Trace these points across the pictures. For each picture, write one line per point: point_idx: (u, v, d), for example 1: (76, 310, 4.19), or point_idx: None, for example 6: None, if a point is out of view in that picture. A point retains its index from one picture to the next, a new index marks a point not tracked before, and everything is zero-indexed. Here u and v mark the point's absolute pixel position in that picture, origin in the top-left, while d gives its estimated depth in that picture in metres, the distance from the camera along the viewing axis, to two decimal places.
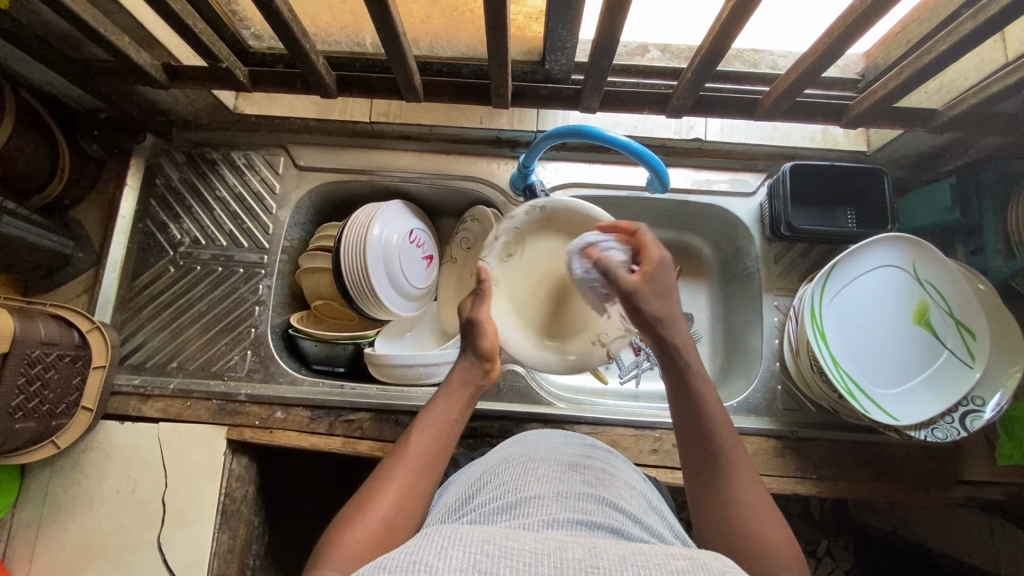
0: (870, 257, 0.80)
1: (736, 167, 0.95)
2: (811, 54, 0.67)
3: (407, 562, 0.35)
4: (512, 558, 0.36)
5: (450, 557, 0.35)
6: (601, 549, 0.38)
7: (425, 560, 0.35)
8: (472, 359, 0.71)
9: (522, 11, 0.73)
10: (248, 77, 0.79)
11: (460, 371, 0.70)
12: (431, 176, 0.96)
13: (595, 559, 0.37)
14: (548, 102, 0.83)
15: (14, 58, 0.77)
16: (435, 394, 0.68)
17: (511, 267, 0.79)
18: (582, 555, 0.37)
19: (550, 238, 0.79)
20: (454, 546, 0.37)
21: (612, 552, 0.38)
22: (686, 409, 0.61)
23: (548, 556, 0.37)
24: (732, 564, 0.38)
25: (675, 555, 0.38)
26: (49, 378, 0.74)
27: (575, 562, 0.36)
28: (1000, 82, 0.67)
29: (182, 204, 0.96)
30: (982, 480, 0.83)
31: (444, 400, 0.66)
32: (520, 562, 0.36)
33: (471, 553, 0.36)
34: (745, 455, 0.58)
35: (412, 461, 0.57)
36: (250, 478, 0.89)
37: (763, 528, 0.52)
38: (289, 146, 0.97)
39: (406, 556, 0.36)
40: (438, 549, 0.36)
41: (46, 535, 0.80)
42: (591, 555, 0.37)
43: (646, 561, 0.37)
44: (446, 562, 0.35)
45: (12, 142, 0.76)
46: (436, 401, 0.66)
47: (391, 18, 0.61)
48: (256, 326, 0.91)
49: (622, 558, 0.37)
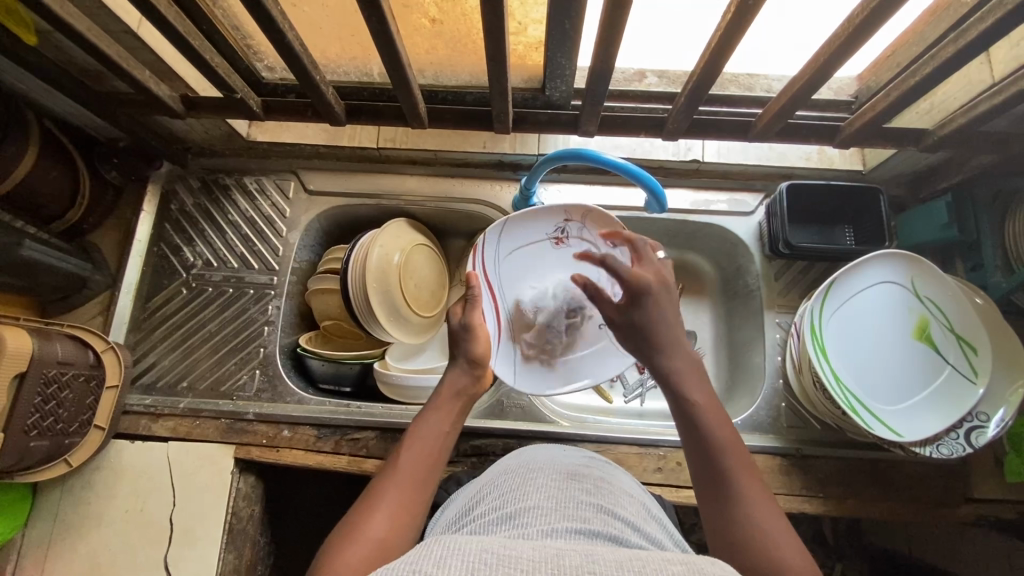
0: (866, 274, 0.81)
1: (734, 187, 0.97)
2: (798, 79, 0.70)
3: (411, 569, 0.36)
4: (511, 565, 0.37)
5: (449, 566, 0.36)
6: (598, 556, 0.39)
7: (424, 569, 0.36)
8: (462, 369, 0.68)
9: (522, 41, 0.76)
10: (261, 106, 0.83)
11: (448, 382, 0.67)
12: (436, 199, 0.99)
13: (592, 565, 0.37)
14: (548, 126, 0.86)
15: (41, 92, 0.81)
16: (423, 408, 0.64)
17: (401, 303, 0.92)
18: (579, 561, 0.38)
19: (413, 271, 0.95)
20: (452, 555, 0.37)
21: (609, 559, 0.38)
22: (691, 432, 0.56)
23: (546, 563, 0.37)
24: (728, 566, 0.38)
25: (672, 559, 0.39)
26: (64, 396, 0.76)
27: (572, 567, 0.37)
28: (987, 101, 0.69)
29: (195, 228, 0.99)
30: (992, 498, 0.82)
31: (431, 416, 0.63)
32: (518, 569, 0.36)
33: (469, 562, 0.37)
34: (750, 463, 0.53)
35: (426, 446, 0.59)
36: (256, 497, 0.90)
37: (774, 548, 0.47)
38: (299, 172, 1.00)
39: (410, 563, 0.37)
40: (437, 558, 0.37)
41: (55, 553, 0.81)
42: (588, 561, 0.38)
43: (643, 566, 0.37)
44: (446, 570, 0.35)
45: (35, 171, 0.80)
46: (426, 414, 0.63)
47: (396, 50, 0.65)
48: (265, 346, 0.93)
49: (618, 564, 0.38)
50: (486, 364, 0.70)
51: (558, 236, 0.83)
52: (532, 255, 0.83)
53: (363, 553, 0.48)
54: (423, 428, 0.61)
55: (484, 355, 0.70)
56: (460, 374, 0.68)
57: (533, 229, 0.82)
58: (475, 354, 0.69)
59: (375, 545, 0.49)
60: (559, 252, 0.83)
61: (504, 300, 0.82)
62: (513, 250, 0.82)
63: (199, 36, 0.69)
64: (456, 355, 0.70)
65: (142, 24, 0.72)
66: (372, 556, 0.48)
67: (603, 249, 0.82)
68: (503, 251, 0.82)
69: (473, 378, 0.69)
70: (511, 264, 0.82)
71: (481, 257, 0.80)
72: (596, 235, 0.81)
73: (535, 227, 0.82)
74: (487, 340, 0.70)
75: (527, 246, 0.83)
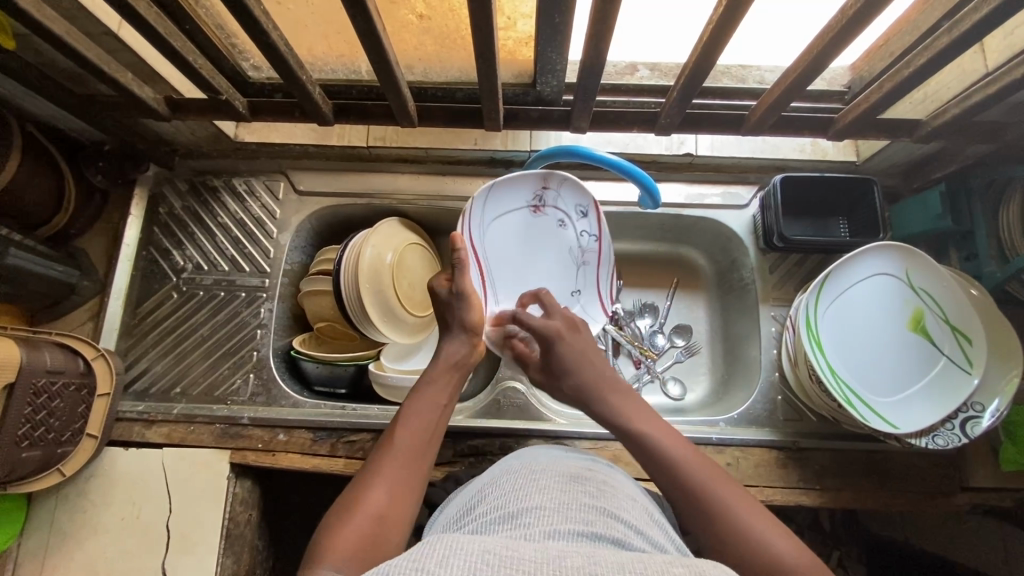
0: (861, 266, 0.81)
1: (728, 180, 0.97)
2: (792, 71, 0.69)
3: (408, 569, 0.35)
4: (514, 566, 0.36)
5: (451, 566, 0.35)
6: (600, 559, 0.38)
7: (426, 568, 0.35)
8: (461, 336, 0.71)
9: (512, 37, 0.75)
10: (248, 107, 0.81)
11: (449, 351, 0.69)
12: (428, 197, 0.98)
13: (594, 567, 0.37)
14: (539, 123, 0.85)
15: (22, 96, 0.80)
16: (419, 381, 0.66)
17: (384, 291, 0.90)
18: (581, 564, 0.37)
19: (409, 264, 0.96)
20: (455, 555, 0.37)
21: (611, 562, 0.38)
22: (664, 474, 0.56)
23: (548, 564, 0.37)
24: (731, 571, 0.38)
25: (674, 562, 0.39)
26: (55, 406, 0.75)
27: (574, 569, 0.36)
28: (980, 91, 0.69)
29: (185, 232, 0.97)
30: (987, 487, 0.82)
31: (427, 389, 0.64)
32: (520, 570, 0.36)
33: (473, 562, 0.36)
34: (715, 468, 0.56)
35: (424, 418, 0.60)
36: (253, 501, 0.90)
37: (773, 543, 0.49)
38: (289, 172, 0.99)
39: (408, 563, 0.36)
40: (440, 557, 0.36)
41: (51, 563, 0.81)
42: (590, 563, 0.37)
43: (644, 569, 0.37)
44: (448, 570, 0.35)
45: (19, 177, 0.79)
46: (422, 387, 0.64)
47: (383, 49, 0.64)
48: (258, 350, 0.93)
49: (619, 567, 0.37)
50: (479, 331, 0.72)
51: (536, 205, 0.81)
52: (514, 220, 0.81)
53: (361, 528, 0.48)
54: (418, 403, 0.62)
55: (478, 322, 0.72)
56: (457, 344, 0.70)
57: (513, 197, 0.80)
58: (469, 321, 0.72)
59: (375, 519, 0.49)
60: (538, 220, 0.82)
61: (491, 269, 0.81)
62: (499, 217, 0.80)
63: (181, 36, 0.68)
64: (451, 325, 0.72)
65: (123, 26, 0.70)
66: (369, 528, 0.48)
67: (575, 221, 0.82)
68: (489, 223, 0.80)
69: (470, 346, 0.71)
70: (497, 229, 0.80)
71: (469, 224, 0.78)
72: (569, 205, 0.82)
73: (513, 195, 0.80)
74: (480, 307, 0.73)
75: (507, 216, 0.81)
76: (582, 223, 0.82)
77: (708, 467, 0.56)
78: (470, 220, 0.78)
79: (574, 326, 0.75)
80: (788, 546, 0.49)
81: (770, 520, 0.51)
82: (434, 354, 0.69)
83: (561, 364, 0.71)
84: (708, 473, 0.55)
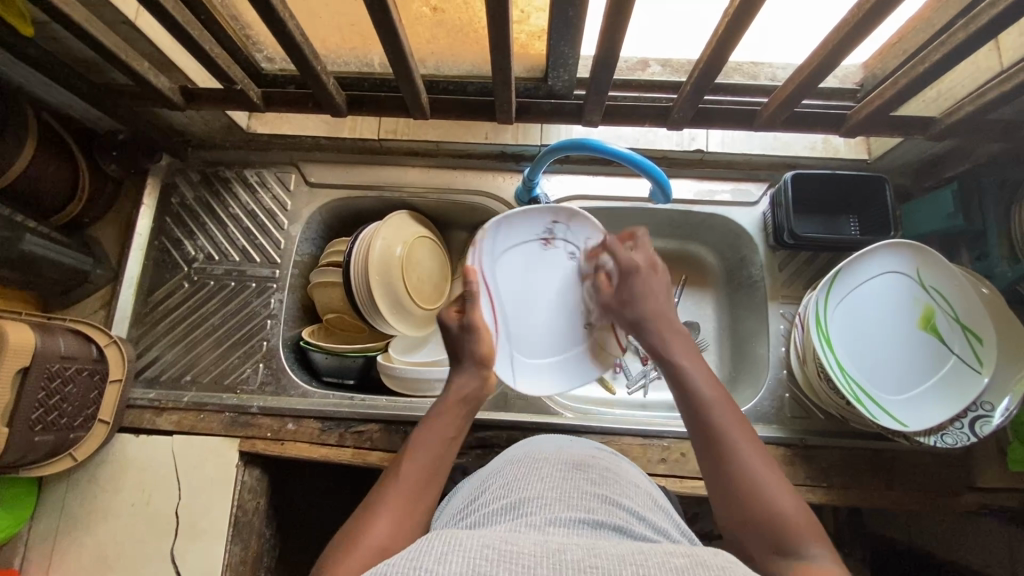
0: (872, 264, 0.81)
1: (738, 177, 0.97)
2: (806, 65, 0.69)
3: (406, 569, 0.35)
4: (512, 562, 0.36)
5: (449, 563, 0.35)
6: (600, 550, 0.39)
7: (425, 566, 0.35)
8: (472, 369, 0.68)
9: (525, 30, 0.75)
10: (261, 98, 0.81)
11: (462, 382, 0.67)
12: (438, 190, 0.99)
13: (593, 559, 0.37)
14: (551, 117, 0.85)
15: (39, 84, 0.81)
16: (428, 412, 0.65)
17: (391, 287, 0.90)
18: (580, 556, 0.38)
19: (418, 256, 0.96)
20: (453, 551, 0.37)
21: (610, 552, 0.38)
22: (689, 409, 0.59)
23: (547, 558, 0.37)
24: (733, 558, 0.39)
25: (675, 552, 0.39)
26: (68, 391, 0.76)
27: (573, 563, 0.36)
28: (995, 89, 0.68)
29: (196, 222, 0.98)
30: (995, 487, 0.82)
31: (432, 423, 0.63)
32: (519, 566, 0.36)
33: (471, 558, 0.36)
34: (740, 419, 0.58)
35: (430, 449, 0.60)
36: (262, 490, 0.90)
37: (780, 505, 0.51)
38: (300, 164, 0.99)
39: (406, 563, 0.36)
40: (438, 555, 0.36)
41: (62, 547, 0.82)
42: (589, 555, 0.38)
43: (644, 560, 0.37)
44: (447, 568, 0.35)
45: (34, 166, 0.79)
46: (428, 421, 0.63)
47: (399, 41, 0.64)
48: (268, 340, 0.93)
49: (620, 558, 0.37)
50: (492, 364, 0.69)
51: (548, 236, 0.79)
52: (527, 254, 0.79)
53: (361, 560, 0.48)
54: (425, 435, 0.61)
55: (490, 354, 0.70)
56: (468, 376, 0.68)
57: (526, 228, 0.77)
58: (481, 354, 0.69)
59: (374, 552, 0.49)
60: (549, 255, 0.79)
61: (502, 300, 0.78)
62: (510, 249, 0.77)
63: (198, 26, 0.68)
64: (462, 358, 0.69)
65: (140, 15, 0.71)
66: (369, 559, 0.48)
67: (588, 254, 0.80)
68: (498, 258, 0.77)
69: (481, 379, 0.68)
70: (505, 264, 0.77)
71: (480, 256, 0.75)
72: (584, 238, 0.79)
73: (527, 226, 0.77)
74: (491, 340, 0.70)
75: (521, 247, 0.78)
76: (596, 254, 0.80)
77: (733, 419, 0.57)
78: (480, 252, 0.75)
79: (655, 266, 0.72)
80: (791, 508, 0.51)
81: (782, 482, 0.53)
82: (443, 387, 0.67)
83: (634, 292, 0.70)
84: (738, 425, 0.57)
